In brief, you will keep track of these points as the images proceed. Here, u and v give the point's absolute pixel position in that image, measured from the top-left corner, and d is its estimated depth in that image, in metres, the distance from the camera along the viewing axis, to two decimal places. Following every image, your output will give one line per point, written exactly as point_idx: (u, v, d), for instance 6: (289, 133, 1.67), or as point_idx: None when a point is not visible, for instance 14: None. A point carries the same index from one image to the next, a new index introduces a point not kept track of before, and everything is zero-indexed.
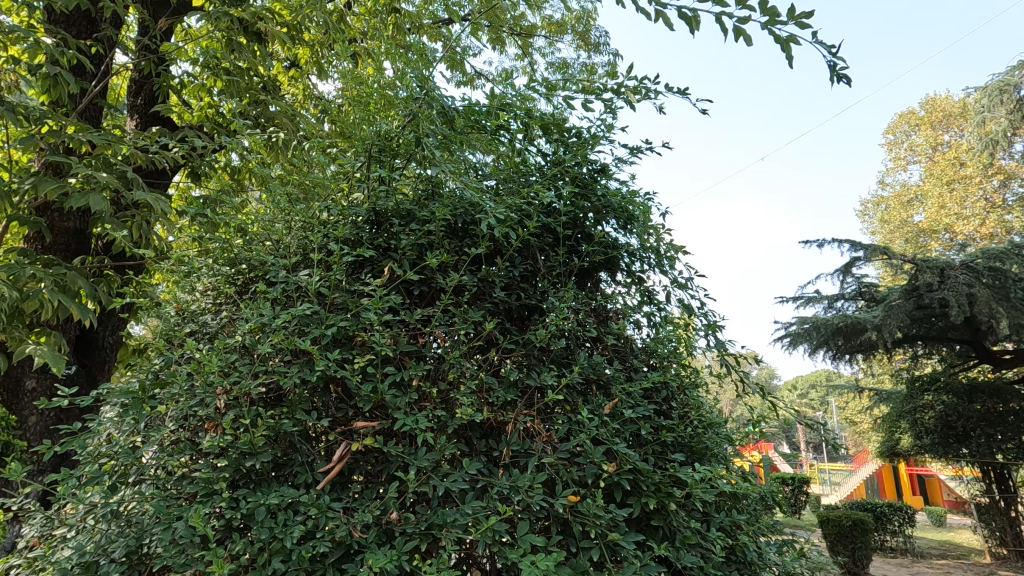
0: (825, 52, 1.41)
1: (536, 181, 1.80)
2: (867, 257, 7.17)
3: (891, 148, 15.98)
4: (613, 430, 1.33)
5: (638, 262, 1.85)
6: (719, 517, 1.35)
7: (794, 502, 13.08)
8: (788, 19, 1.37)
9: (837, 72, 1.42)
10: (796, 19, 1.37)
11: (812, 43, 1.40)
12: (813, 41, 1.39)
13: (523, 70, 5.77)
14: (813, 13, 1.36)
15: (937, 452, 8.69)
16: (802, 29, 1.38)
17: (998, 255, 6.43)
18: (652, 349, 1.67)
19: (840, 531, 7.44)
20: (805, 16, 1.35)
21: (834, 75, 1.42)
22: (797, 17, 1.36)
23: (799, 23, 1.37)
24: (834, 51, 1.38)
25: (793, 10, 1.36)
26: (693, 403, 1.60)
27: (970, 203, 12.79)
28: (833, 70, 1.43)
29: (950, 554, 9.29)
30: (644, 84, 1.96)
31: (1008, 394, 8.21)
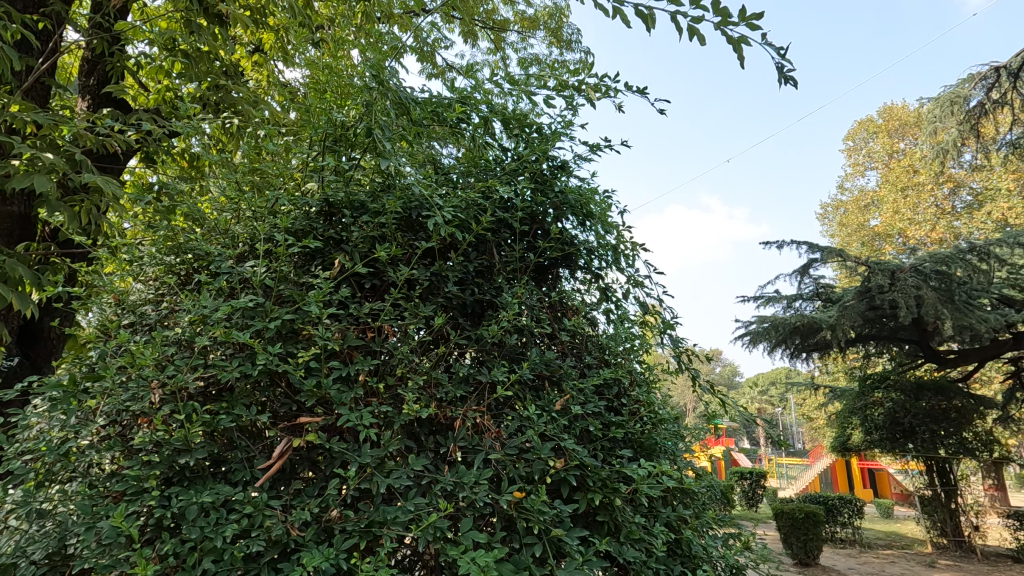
0: (773, 53, 1.44)
1: (495, 175, 1.80)
2: (823, 259, 7.40)
3: (851, 154, 16.53)
4: (561, 426, 1.34)
5: (597, 260, 1.87)
6: (664, 512, 1.38)
7: (752, 496, 13.47)
8: (740, 20, 1.40)
9: (785, 73, 1.46)
10: (748, 20, 1.39)
11: (762, 45, 1.42)
12: (763, 42, 1.42)
13: (495, 64, 5.73)
14: (762, 15, 1.39)
15: (885, 446, 9.09)
16: (752, 31, 1.40)
17: (945, 259, 6.74)
18: (605, 345, 1.68)
19: (793, 523, 7.70)
20: (756, 17, 1.38)
21: (784, 77, 1.46)
22: (749, 18, 1.38)
23: (751, 24, 1.40)
24: (782, 52, 1.41)
25: (745, 12, 1.39)
26: (644, 399, 1.62)
27: (922, 209, 13.38)
28: (782, 72, 1.47)
29: (895, 545, 9.71)
30: (605, 82, 1.96)
31: (951, 392, 8.78)
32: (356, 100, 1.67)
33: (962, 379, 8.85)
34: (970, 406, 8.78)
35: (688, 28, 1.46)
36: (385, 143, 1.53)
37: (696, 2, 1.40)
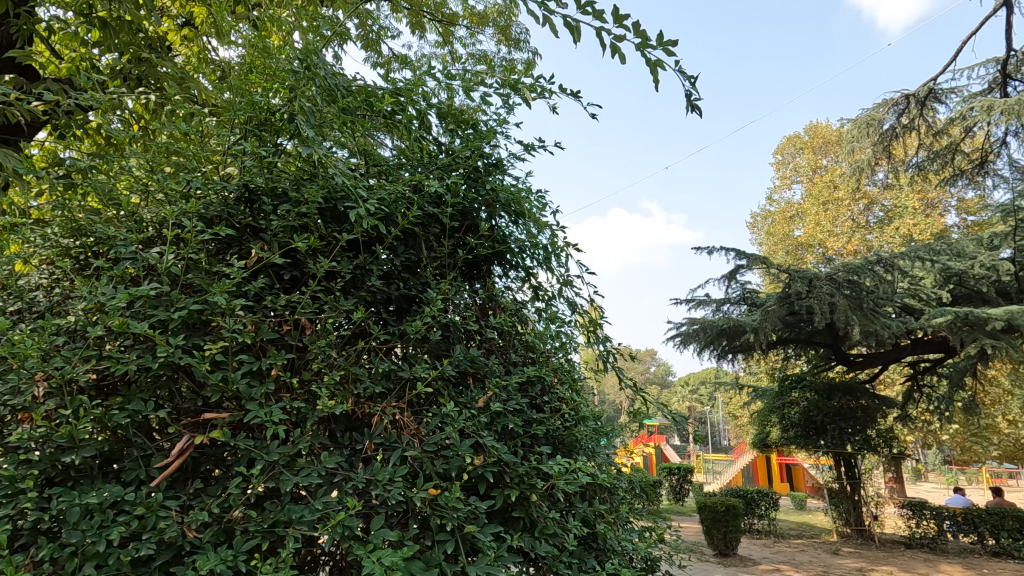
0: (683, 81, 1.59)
1: (427, 169, 1.77)
2: (748, 266, 7.80)
3: (780, 167, 17.49)
4: (481, 423, 1.34)
5: (528, 258, 1.89)
6: (580, 508, 1.41)
7: (679, 490, 14.05)
8: (658, 43, 1.50)
9: (692, 102, 1.62)
10: (664, 44, 1.50)
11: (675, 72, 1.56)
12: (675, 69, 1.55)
13: (442, 58, 5.67)
14: (677, 42, 1.51)
15: (799, 443, 9.73)
16: (668, 56, 1.52)
17: (856, 269, 7.24)
18: (532, 344, 1.71)
19: (715, 516, 8.09)
20: (671, 44, 1.50)
21: (692, 103, 1.60)
22: (666, 43, 1.49)
23: (667, 49, 1.51)
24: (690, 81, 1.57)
25: (662, 37, 1.49)
26: (568, 397, 1.64)
27: (840, 222, 14.39)
28: (689, 98, 1.61)
29: (806, 534, 10.42)
30: (541, 84, 1.99)
31: (858, 392, 9.48)
32: (281, 84, 1.60)
33: (868, 380, 9.59)
34: (874, 405, 9.52)
35: (612, 43, 1.54)
36: (309, 131, 1.48)
37: (620, 21, 1.49)
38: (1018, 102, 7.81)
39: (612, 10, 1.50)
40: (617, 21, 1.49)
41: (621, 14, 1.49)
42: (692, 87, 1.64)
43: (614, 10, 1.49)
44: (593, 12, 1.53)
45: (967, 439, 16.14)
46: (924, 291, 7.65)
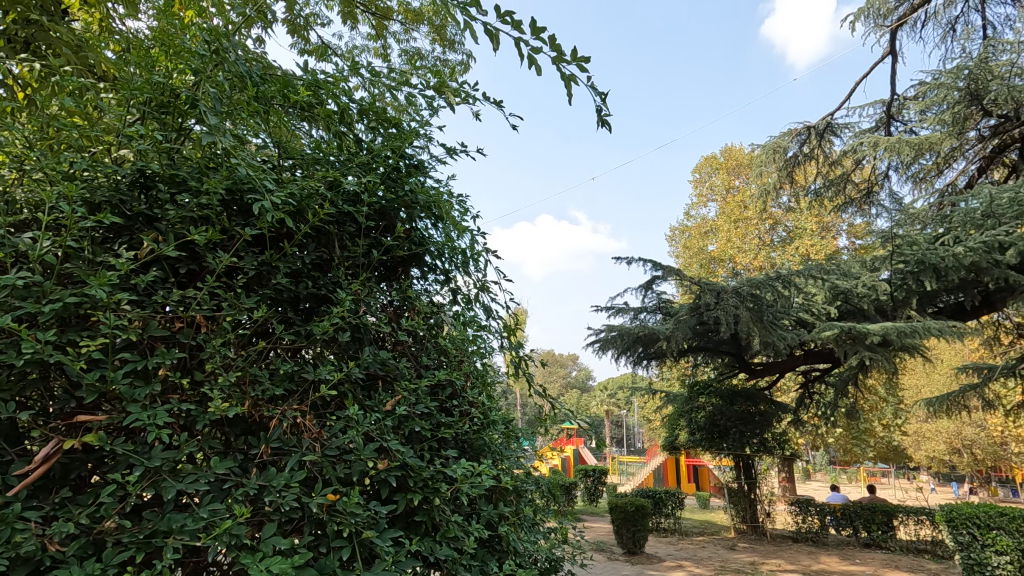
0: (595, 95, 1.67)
1: (345, 166, 1.72)
2: (664, 276, 8.17)
3: (697, 185, 18.50)
4: (387, 427, 1.33)
5: (446, 261, 1.91)
6: (484, 511, 1.43)
7: (593, 491, 14.49)
8: (572, 59, 1.58)
9: (602, 115, 1.70)
10: (577, 60, 1.59)
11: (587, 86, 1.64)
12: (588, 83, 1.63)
13: (373, 52, 5.54)
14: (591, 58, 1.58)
15: (704, 445, 10.36)
16: (582, 70, 1.59)
17: (759, 284, 7.78)
18: (445, 347, 1.71)
19: (625, 516, 8.41)
20: (585, 59, 1.57)
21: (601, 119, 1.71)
22: (579, 58, 1.58)
23: (580, 64, 1.60)
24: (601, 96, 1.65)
25: (577, 52, 1.58)
26: (479, 402, 1.66)
27: (748, 240, 15.47)
28: (600, 113, 1.69)
29: (707, 531, 11.07)
30: (466, 88, 2.00)
31: (758, 398, 10.21)
32: (185, 66, 1.50)
33: (766, 387, 10.33)
34: (771, 410, 10.28)
35: (529, 54, 1.60)
36: (213, 119, 1.40)
37: (537, 34, 1.55)
38: (899, 141, 8.76)
39: (531, 21, 1.56)
40: (535, 33, 1.55)
41: (538, 27, 1.55)
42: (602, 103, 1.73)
43: (532, 21, 1.54)
44: (511, 22, 1.57)
45: (848, 443, 17.81)
46: (815, 306, 8.38)
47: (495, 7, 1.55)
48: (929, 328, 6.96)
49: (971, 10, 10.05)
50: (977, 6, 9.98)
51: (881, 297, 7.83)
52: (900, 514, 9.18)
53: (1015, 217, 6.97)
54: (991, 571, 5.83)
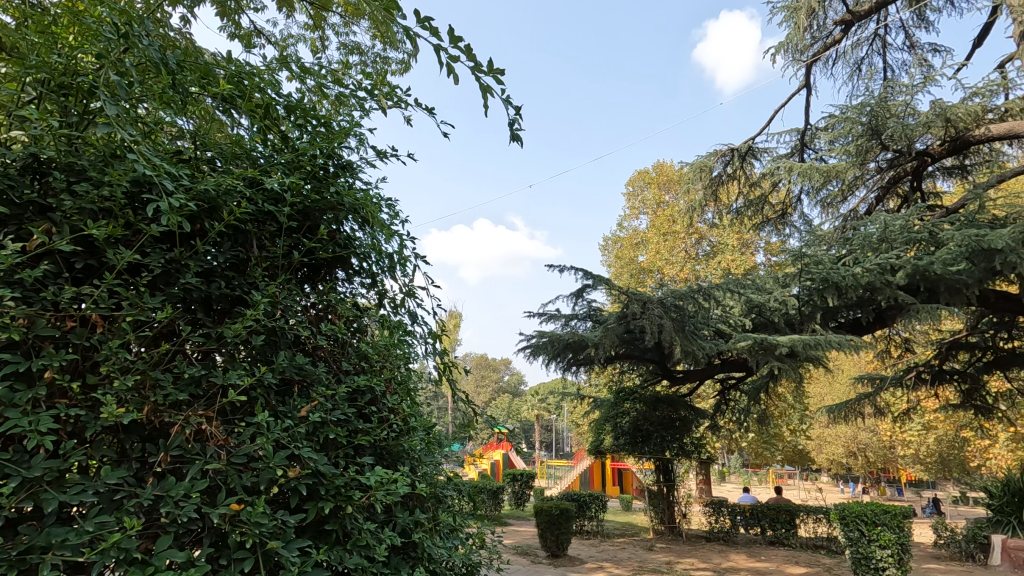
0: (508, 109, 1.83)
1: (265, 163, 1.67)
2: (594, 285, 8.38)
3: (630, 198, 19.18)
4: (301, 434, 1.30)
5: (371, 265, 1.90)
6: (399, 518, 1.44)
7: (520, 496, 14.61)
8: (487, 70, 1.72)
9: (514, 130, 1.87)
10: (493, 72, 1.72)
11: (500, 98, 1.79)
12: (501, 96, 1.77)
13: (310, 43, 5.37)
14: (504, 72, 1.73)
15: (627, 450, 10.79)
16: (496, 82, 1.73)
17: (681, 296, 8.16)
18: (366, 352, 1.69)
19: (550, 519, 8.53)
20: (499, 73, 1.71)
21: (514, 133, 1.82)
22: (493, 69, 1.71)
23: (495, 76, 1.73)
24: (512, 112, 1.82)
25: (491, 64, 1.71)
26: (399, 409, 1.65)
27: (675, 253, 16.22)
28: (512, 127, 1.86)
29: (628, 533, 11.44)
30: (397, 92, 2.00)
31: (679, 404, 10.69)
32: (89, 48, 1.39)
33: (687, 394, 10.84)
34: (690, 416, 10.79)
35: (447, 61, 1.73)
36: (117, 107, 1.31)
37: (454, 42, 1.69)
38: (810, 167, 9.50)
39: (448, 31, 1.70)
40: (452, 41, 1.68)
41: (455, 36, 1.69)
42: (515, 117, 1.87)
43: (450, 31, 1.68)
44: (430, 29, 1.71)
45: (759, 447, 18.98)
46: (732, 318, 8.90)
47: (416, 14, 1.69)
48: (830, 340, 7.58)
49: (874, 53, 11.08)
50: (880, 49, 11.01)
51: (789, 311, 8.43)
52: (801, 513, 9.90)
53: (906, 243, 7.72)
54: (875, 565, 6.40)
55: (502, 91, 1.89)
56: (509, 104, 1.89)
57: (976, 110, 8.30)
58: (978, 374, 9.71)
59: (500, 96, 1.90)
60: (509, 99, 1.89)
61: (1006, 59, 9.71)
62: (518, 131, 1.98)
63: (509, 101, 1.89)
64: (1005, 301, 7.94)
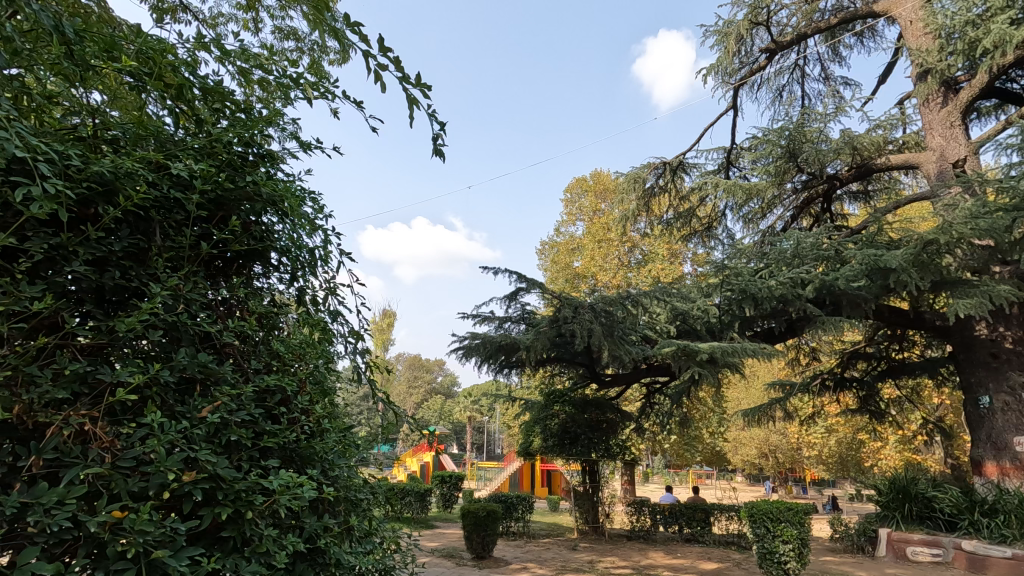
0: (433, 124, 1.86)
1: (173, 147, 1.56)
2: (527, 288, 8.42)
3: (567, 205, 19.53)
4: (199, 436, 1.23)
5: (289, 260, 1.83)
6: (306, 523, 1.39)
7: (448, 498, 14.49)
8: (415, 81, 1.75)
9: (438, 145, 1.90)
10: (420, 86, 1.76)
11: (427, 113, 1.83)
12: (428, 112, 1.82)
13: (241, 23, 5.09)
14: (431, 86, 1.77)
15: (555, 451, 10.97)
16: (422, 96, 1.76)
17: (611, 301, 8.23)
18: (278, 351, 1.62)
19: (476, 521, 8.50)
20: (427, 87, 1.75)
21: (435, 148, 1.88)
22: (420, 83, 1.77)
23: (421, 89, 1.80)
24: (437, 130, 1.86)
25: (419, 78, 1.77)
26: (313, 410, 1.60)
27: (609, 260, 16.70)
28: (435, 142, 1.90)
29: (553, 533, 11.62)
30: (325, 84, 1.94)
31: (606, 407, 10.99)
32: None
33: (614, 397, 11.16)
34: (616, 419, 11.12)
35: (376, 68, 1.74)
36: None
37: (383, 52, 1.70)
38: (734, 184, 10.06)
39: (378, 40, 1.71)
40: (381, 51, 1.70)
41: (385, 47, 1.70)
42: (439, 134, 1.91)
43: (379, 40, 1.69)
44: (360, 36, 1.71)
45: (680, 448, 19.84)
46: (658, 325, 9.08)
47: (346, 19, 1.68)
48: (745, 348, 8.05)
49: (794, 82, 11.90)
50: (799, 78, 11.84)
51: (711, 319, 8.87)
52: (715, 510, 10.44)
53: (815, 259, 8.34)
54: (779, 559, 6.85)
55: (427, 105, 1.95)
56: (433, 119, 1.95)
57: (878, 141, 9.11)
58: (873, 381, 10.62)
59: (425, 110, 1.94)
60: (435, 115, 1.95)
61: (904, 97, 10.73)
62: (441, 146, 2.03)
63: (435, 116, 1.95)
64: (897, 315, 8.73)
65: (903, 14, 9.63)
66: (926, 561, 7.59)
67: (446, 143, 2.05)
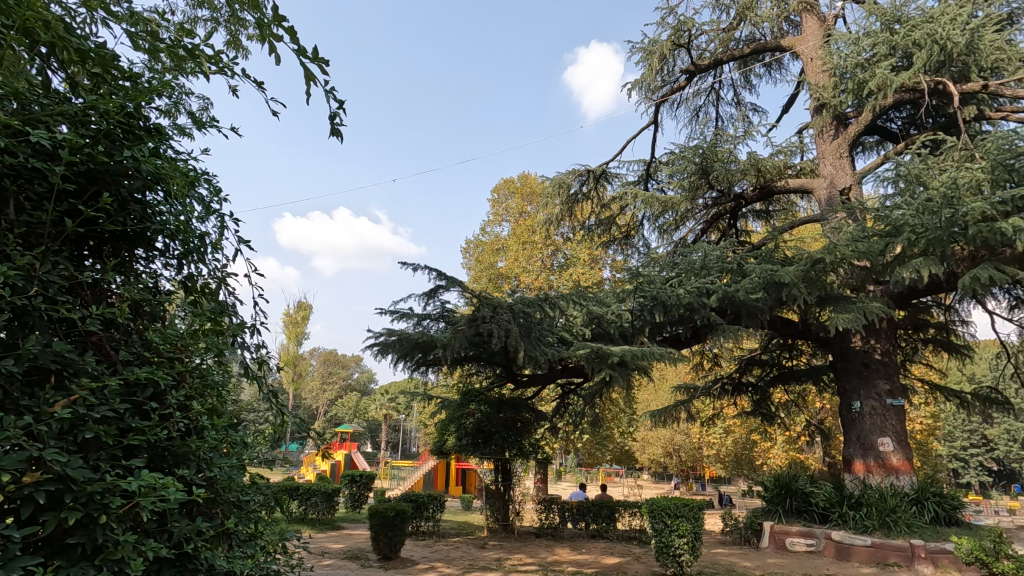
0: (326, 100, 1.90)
1: (42, 111, 1.41)
2: (446, 287, 8.32)
3: (494, 205, 19.57)
4: (46, 431, 1.12)
5: (175, 245, 1.72)
6: (175, 527, 1.31)
7: (357, 498, 14.07)
8: (312, 57, 1.78)
9: (335, 124, 1.92)
10: (317, 61, 1.78)
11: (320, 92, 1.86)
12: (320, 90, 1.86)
13: None
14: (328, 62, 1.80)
15: (468, 450, 10.98)
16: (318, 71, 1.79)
17: (530, 303, 8.32)
18: (154, 342, 1.50)
19: (384, 522, 8.31)
20: (322, 62, 1.77)
21: (334, 126, 1.90)
22: (318, 59, 1.78)
23: (320, 64, 1.80)
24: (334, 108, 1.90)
25: (316, 53, 1.78)
26: (197, 409, 1.50)
27: (532, 262, 16.97)
28: (333, 121, 1.92)
29: (463, 532, 11.60)
30: (225, 59, 1.84)
31: (521, 406, 11.13)
32: None
33: (529, 397, 11.31)
34: (530, 418, 11.27)
35: None
36: None
37: None
38: (652, 197, 10.54)
39: None
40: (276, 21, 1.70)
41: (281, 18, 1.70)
42: (336, 112, 1.94)
43: None
44: None
45: (592, 448, 20.49)
46: (575, 328, 9.14)
47: None
48: (653, 352, 8.43)
49: (710, 103, 12.66)
50: (714, 101, 12.60)
51: (624, 324, 9.21)
52: (620, 507, 10.89)
53: (720, 271, 8.89)
54: (674, 552, 7.25)
55: (324, 82, 1.95)
56: (330, 97, 1.95)
57: (779, 165, 9.90)
58: (766, 386, 11.49)
59: (323, 87, 1.96)
60: (331, 93, 1.96)
61: (804, 128, 11.74)
62: (341, 126, 2.04)
63: (332, 94, 1.96)
64: (788, 326, 9.53)
65: (805, 51, 10.52)
66: (801, 551, 8.33)
67: (346, 122, 2.08)
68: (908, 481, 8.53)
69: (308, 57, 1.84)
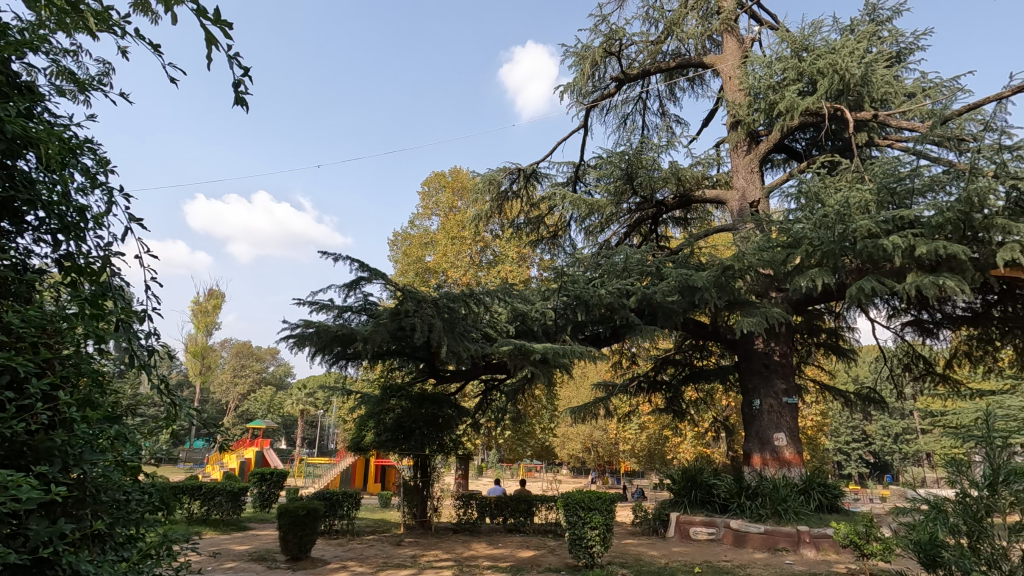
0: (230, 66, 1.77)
1: None
2: (369, 279, 8.08)
3: (424, 198, 19.27)
4: None
5: (46, 219, 1.55)
6: (35, 529, 1.19)
7: (267, 498, 13.41)
8: (213, 19, 1.65)
9: (238, 93, 1.80)
10: (218, 24, 1.65)
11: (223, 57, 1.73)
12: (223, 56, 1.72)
13: None
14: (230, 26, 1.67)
15: (387, 446, 10.76)
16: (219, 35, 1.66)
17: (454, 299, 8.23)
18: (13, 326, 1.34)
19: (294, 521, 7.98)
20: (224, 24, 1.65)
21: (237, 95, 1.78)
22: (220, 21, 1.64)
23: (223, 27, 1.66)
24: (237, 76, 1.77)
25: (218, 15, 1.64)
26: (67, 399, 1.36)
27: (460, 257, 16.86)
28: (236, 89, 1.79)
29: (378, 530, 11.35)
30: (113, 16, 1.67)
31: (443, 402, 11.03)
32: None
33: (452, 393, 11.23)
34: (452, 415, 11.19)
35: None
36: None
37: None
38: (580, 199, 10.81)
39: None
40: None
41: None
42: (241, 80, 1.81)
43: None
44: None
45: (514, 444, 20.73)
46: (499, 324, 9.21)
47: None
48: (574, 350, 8.61)
49: (637, 112, 13.14)
50: (641, 109, 13.09)
51: (547, 322, 9.36)
52: (537, 501, 11.09)
53: (639, 273, 9.25)
54: (586, 544, 7.46)
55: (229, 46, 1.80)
56: (235, 63, 1.81)
57: (697, 175, 10.42)
58: (678, 385, 12.10)
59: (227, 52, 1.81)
60: (235, 58, 1.82)
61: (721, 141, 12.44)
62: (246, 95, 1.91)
63: (237, 60, 1.81)
64: (699, 328, 10.10)
65: (724, 70, 11.16)
66: (703, 539, 8.86)
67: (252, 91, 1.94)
68: (797, 473, 9.28)
69: (210, 19, 1.70)
